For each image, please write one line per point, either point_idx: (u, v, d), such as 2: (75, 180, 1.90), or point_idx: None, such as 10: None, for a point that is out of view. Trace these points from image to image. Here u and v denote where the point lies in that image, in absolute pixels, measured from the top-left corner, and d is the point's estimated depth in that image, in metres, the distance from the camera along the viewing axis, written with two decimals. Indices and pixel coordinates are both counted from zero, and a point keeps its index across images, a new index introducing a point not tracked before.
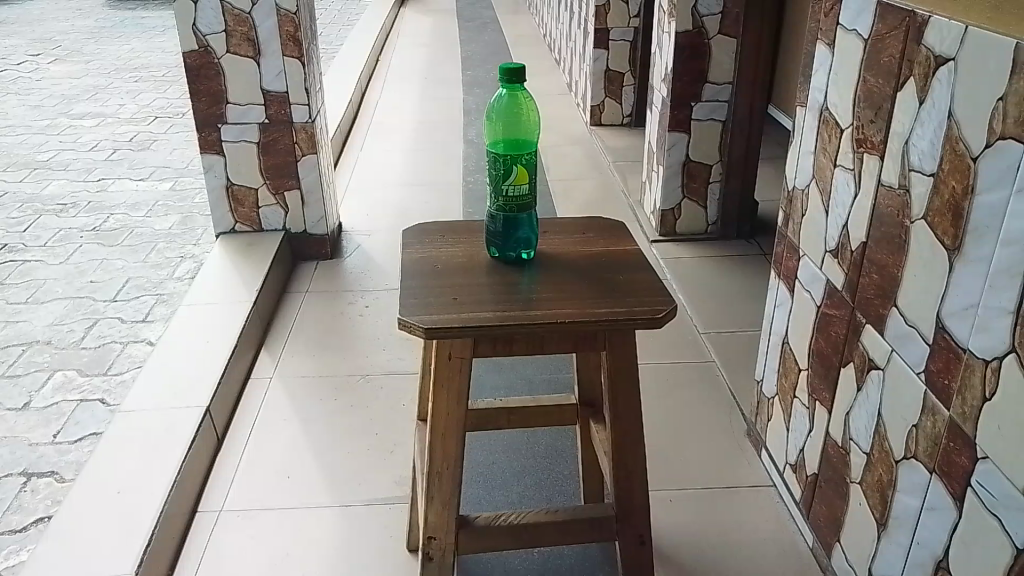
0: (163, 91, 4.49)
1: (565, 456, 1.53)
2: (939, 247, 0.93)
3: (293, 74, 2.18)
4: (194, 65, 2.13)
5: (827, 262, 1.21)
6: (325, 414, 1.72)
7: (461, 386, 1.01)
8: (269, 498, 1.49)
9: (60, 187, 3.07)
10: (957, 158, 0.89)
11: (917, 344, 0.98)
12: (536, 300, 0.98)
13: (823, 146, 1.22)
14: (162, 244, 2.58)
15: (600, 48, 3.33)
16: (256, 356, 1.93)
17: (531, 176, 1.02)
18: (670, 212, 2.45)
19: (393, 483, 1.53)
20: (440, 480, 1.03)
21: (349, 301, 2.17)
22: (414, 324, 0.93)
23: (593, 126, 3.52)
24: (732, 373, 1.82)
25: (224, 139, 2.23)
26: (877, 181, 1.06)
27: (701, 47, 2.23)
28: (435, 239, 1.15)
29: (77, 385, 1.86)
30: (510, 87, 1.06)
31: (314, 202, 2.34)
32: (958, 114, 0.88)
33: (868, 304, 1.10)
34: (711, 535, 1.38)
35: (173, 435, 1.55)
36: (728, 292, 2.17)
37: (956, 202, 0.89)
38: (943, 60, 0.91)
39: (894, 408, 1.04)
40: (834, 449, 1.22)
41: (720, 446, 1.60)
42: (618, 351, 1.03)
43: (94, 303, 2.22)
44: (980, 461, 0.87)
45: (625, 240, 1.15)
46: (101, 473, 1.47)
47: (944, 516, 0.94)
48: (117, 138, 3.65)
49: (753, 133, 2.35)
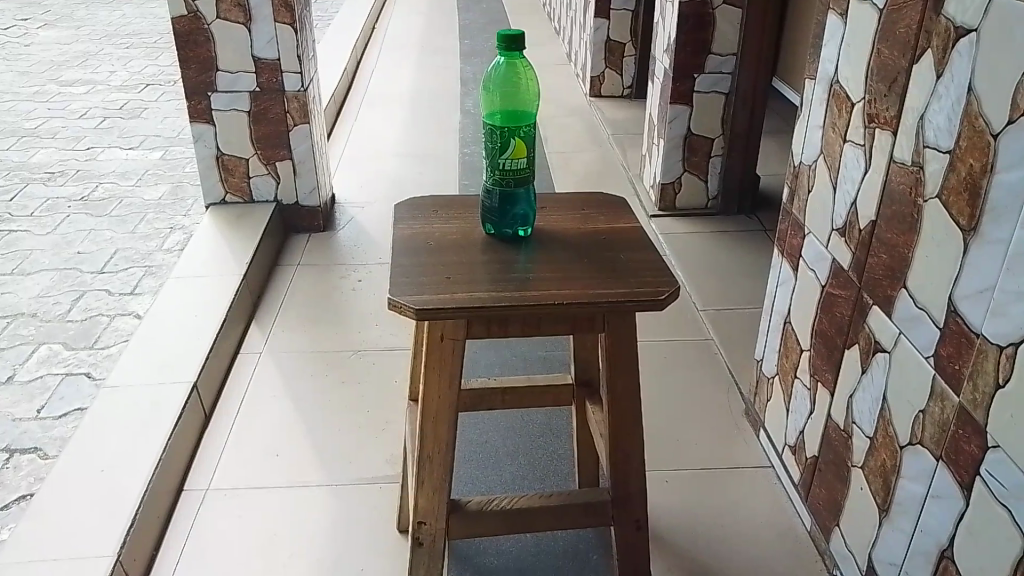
0: (155, 58, 4.40)
1: (561, 435, 1.50)
2: (953, 227, 0.89)
3: (285, 40, 2.11)
4: (182, 31, 2.07)
5: (833, 241, 1.17)
6: (318, 389, 1.69)
7: (453, 369, 0.97)
8: (258, 476, 1.47)
9: (48, 155, 3.01)
10: (975, 134, 0.85)
11: (926, 327, 0.95)
12: (533, 280, 0.94)
13: (833, 121, 1.18)
14: (152, 215, 2.53)
15: (600, 18, 3.26)
16: (245, 330, 1.90)
17: (529, 150, 0.97)
18: (670, 186, 2.40)
19: (385, 462, 1.50)
20: (430, 465, 0.99)
21: (342, 275, 2.12)
22: (404, 304, 0.89)
23: (593, 97, 3.46)
24: (731, 352, 1.79)
25: (214, 107, 2.17)
26: (889, 157, 1.02)
27: (706, 17, 2.16)
28: (428, 214, 1.11)
29: (62, 359, 1.82)
30: (508, 55, 1.01)
31: (306, 172, 2.29)
32: (978, 88, 0.84)
33: (876, 285, 1.06)
34: (707, 519, 1.35)
35: (160, 411, 1.52)
36: (728, 269, 2.13)
37: (973, 181, 0.85)
38: (964, 30, 0.86)
39: (900, 392, 1.01)
40: (836, 433, 1.19)
41: (718, 426, 1.57)
42: (616, 334, 0.99)
43: (81, 274, 2.18)
44: (991, 450, 0.84)
45: (626, 217, 1.11)
46: (85, 450, 1.44)
47: (950, 506, 0.91)
48: (107, 106, 3.58)
49: (757, 105, 2.29)
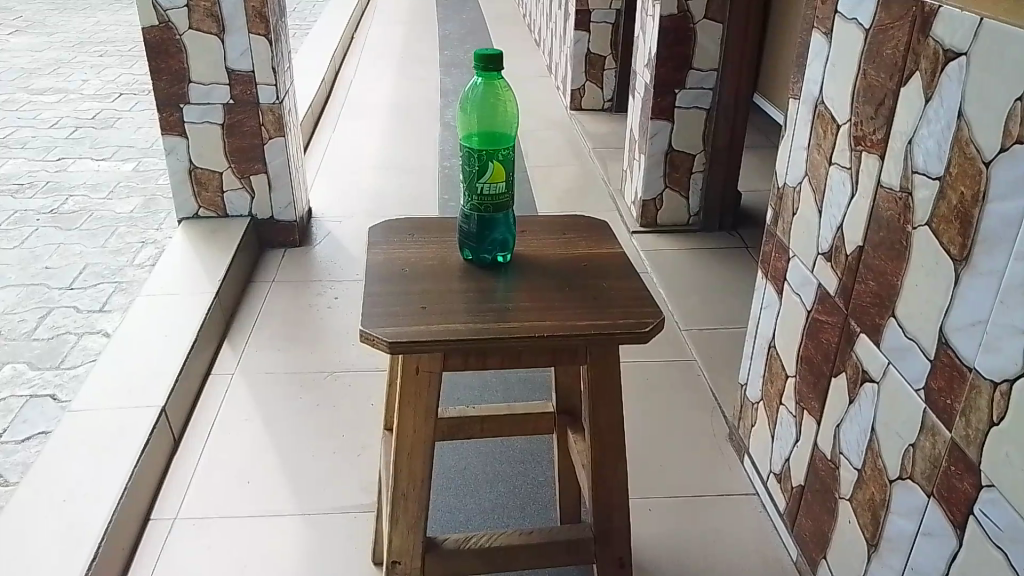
0: (129, 67, 4.32)
1: (541, 461, 1.46)
2: (943, 256, 0.87)
3: (259, 52, 2.06)
4: (154, 42, 2.01)
5: (819, 265, 1.15)
6: (291, 413, 1.64)
7: (429, 402, 0.93)
8: (227, 505, 1.41)
9: (17, 166, 2.94)
10: (966, 161, 0.82)
11: (916, 358, 0.92)
12: (513, 310, 0.90)
13: (818, 143, 1.15)
14: (123, 229, 2.47)
15: (581, 30, 3.25)
16: (217, 350, 1.84)
17: (508, 173, 0.94)
18: (651, 202, 2.38)
19: (360, 490, 1.45)
20: (405, 503, 0.95)
21: (317, 292, 2.07)
22: (377, 337, 0.85)
23: (573, 110, 3.44)
24: (714, 373, 1.77)
25: (186, 119, 2.11)
26: (876, 182, 0.99)
27: (687, 32, 2.15)
28: (404, 239, 1.07)
29: (27, 380, 1.75)
30: (486, 75, 0.97)
31: (281, 186, 2.24)
32: (969, 114, 0.81)
33: (863, 312, 1.03)
34: (692, 549, 1.32)
35: (126, 437, 1.46)
36: (710, 287, 2.11)
37: (963, 210, 0.83)
38: (953, 54, 0.84)
39: (889, 424, 0.98)
40: (823, 462, 1.16)
41: (702, 451, 1.54)
42: (598, 364, 0.96)
43: (48, 290, 2.11)
44: (985, 488, 0.81)
45: (608, 241, 1.08)
46: (48, 477, 1.37)
47: (943, 544, 0.88)
48: (79, 115, 3.50)
49: (739, 121, 2.27)
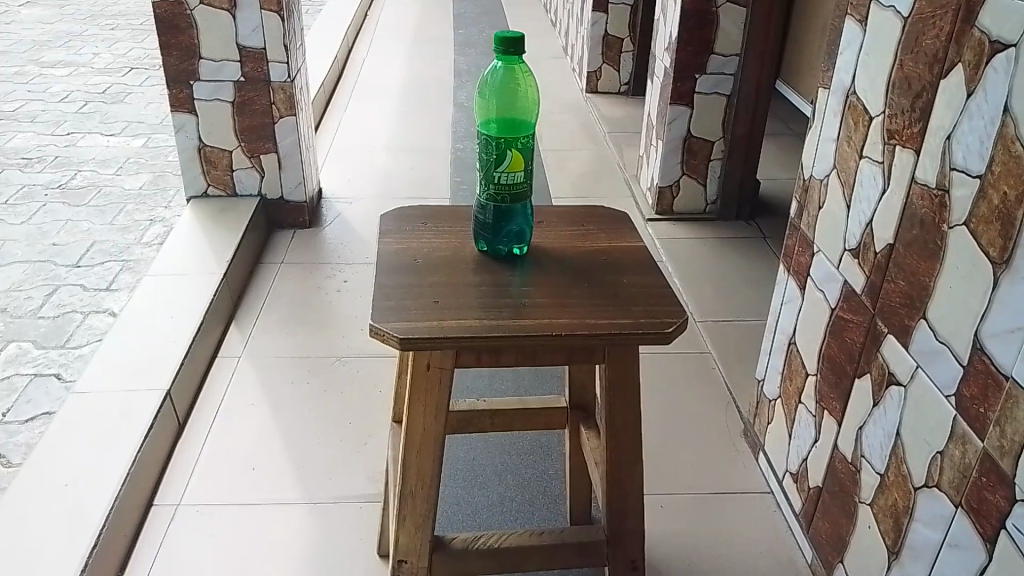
0: (140, 41, 4.28)
1: (552, 454, 1.44)
2: (982, 258, 0.83)
3: (271, 29, 2.02)
4: (164, 17, 1.97)
5: (845, 262, 1.11)
6: (298, 398, 1.62)
7: (439, 399, 0.90)
8: (232, 492, 1.40)
9: (26, 139, 2.91)
10: (1011, 159, 0.78)
11: (948, 363, 0.88)
12: (529, 306, 0.87)
13: (848, 134, 1.11)
14: (131, 206, 2.44)
15: (599, 12, 3.18)
16: (224, 332, 1.82)
17: (526, 162, 0.90)
18: (668, 189, 2.33)
19: (367, 479, 1.43)
20: (413, 500, 0.93)
21: (326, 275, 2.05)
22: (387, 332, 0.82)
23: (589, 93, 3.39)
24: (729, 366, 1.73)
25: (196, 96, 2.08)
26: (910, 177, 0.95)
27: (709, 16, 2.09)
28: (416, 228, 1.03)
29: (32, 359, 1.74)
30: (506, 59, 0.93)
31: (292, 166, 2.20)
32: (1016, 110, 0.77)
33: (892, 313, 1.00)
34: (705, 548, 1.29)
35: (130, 420, 1.44)
36: (726, 278, 2.07)
37: (1006, 211, 0.79)
38: (1001, 46, 0.79)
39: (916, 429, 0.94)
40: (843, 464, 1.13)
41: (715, 447, 1.51)
42: (615, 362, 0.93)
43: (55, 267, 2.09)
44: (1018, 503, 0.78)
45: (628, 234, 1.04)
46: (51, 460, 1.36)
47: (971, 557, 0.85)
48: (89, 89, 3.47)
49: (760, 108, 2.22)
